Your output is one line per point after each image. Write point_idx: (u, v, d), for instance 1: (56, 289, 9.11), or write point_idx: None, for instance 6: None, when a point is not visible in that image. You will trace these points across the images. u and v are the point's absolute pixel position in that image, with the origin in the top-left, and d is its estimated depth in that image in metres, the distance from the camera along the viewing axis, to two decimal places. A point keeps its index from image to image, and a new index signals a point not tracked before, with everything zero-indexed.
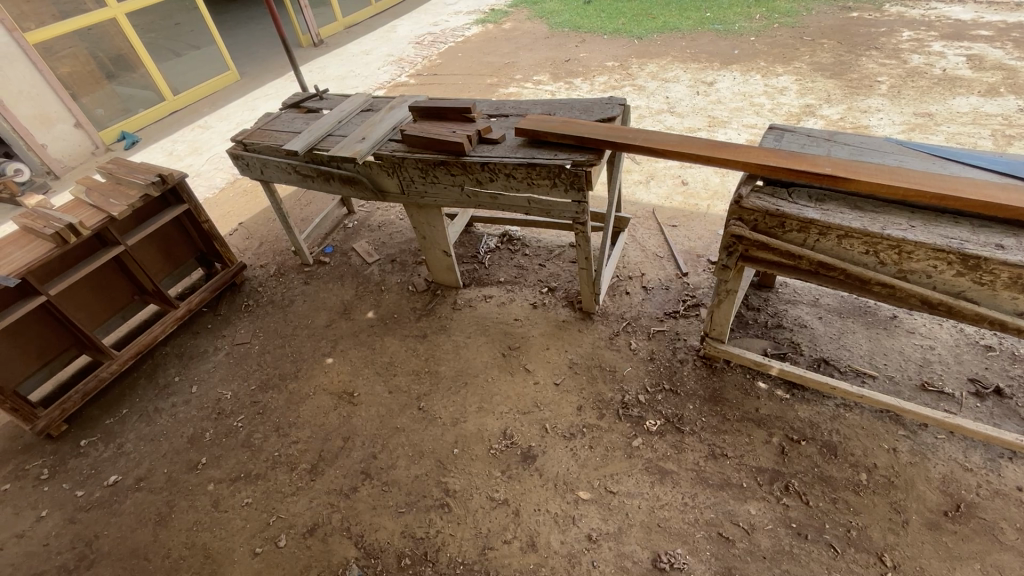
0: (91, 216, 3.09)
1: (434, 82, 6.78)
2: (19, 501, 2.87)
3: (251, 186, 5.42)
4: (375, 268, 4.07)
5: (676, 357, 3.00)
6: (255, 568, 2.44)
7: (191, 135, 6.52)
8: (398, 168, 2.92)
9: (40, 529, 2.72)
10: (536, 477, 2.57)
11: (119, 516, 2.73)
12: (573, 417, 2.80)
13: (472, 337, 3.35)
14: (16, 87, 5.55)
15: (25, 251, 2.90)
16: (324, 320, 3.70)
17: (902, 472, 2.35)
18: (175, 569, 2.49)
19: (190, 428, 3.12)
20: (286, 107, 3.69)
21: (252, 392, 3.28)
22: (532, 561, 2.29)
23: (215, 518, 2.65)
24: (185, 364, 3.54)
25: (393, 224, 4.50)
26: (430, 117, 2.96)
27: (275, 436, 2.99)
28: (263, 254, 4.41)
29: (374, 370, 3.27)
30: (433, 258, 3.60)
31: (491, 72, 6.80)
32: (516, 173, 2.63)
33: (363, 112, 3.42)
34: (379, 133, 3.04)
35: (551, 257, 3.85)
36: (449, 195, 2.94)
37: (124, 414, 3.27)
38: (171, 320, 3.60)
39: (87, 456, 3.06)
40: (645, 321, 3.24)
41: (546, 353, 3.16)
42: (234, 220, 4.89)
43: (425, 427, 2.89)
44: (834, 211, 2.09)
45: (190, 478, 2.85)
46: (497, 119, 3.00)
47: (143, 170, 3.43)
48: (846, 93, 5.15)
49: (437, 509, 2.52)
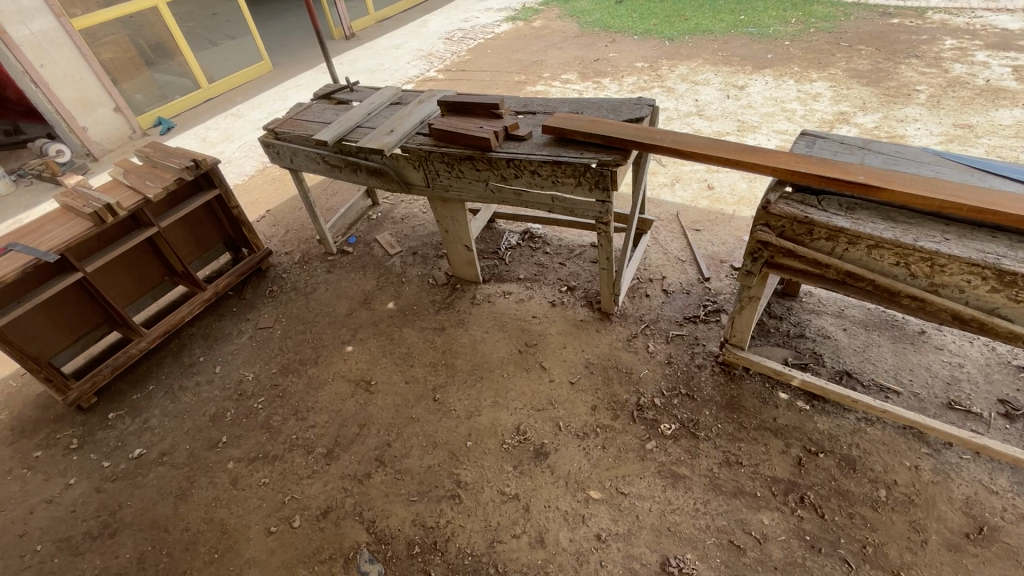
0: (127, 197, 3.20)
1: (462, 78, 6.82)
2: (50, 468, 2.99)
3: (280, 174, 5.53)
4: (397, 259, 4.12)
5: (694, 362, 2.97)
6: (269, 547, 2.50)
7: (224, 122, 6.68)
8: (425, 161, 2.95)
9: (68, 496, 2.84)
10: (547, 474, 2.58)
11: (142, 488, 2.83)
12: (587, 417, 2.79)
13: (490, 332, 3.37)
14: (61, 72, 5.77)
15: (64, 228, 3.02)
16: (345, 308, 3.76)
17: (923, 490, 2.29)
18: (192, 543, 2.56)
19: (212, 407, 3.21)
20: (318, 98, 3.75)
21: (273, 375, 3.35)
22: (540, 557, 2.30)
23: (233, 495, 2.73)
24: (209, 345, 3.64)
25: (416, 217, 4.54)
26: (458, 112, 2.98)
27: (293, 419, 3.06)
28: (288, 242, 4.50)
29: (391, 360, 3.31)
30: (454, 252, 3.62)
31: (520, 69, 6.81)
32: (542, 170, 2.64)
33: (392, 105, 3.46)
34: (407, 126, 3.06)
35: (572, 256, 3.84)
36: (473, 190, 2.96)
37: (150, 390, 3.38)
38: (199, 301, 3.70)
39: (114, 428, 3.17)
40: (664, 324, 3.22)
41: (563, 352, 3.16)
42: (262, 207, 5.00)
43: (439, 418, 2.92)
44: (865, 220, 2.05)
45: (211, 455, 2.93)
46: (525, 116, 3.00)
47: (179, 154, 3.53)
48: (883, 102, 5.02)
49: (448, 500, 2.55)
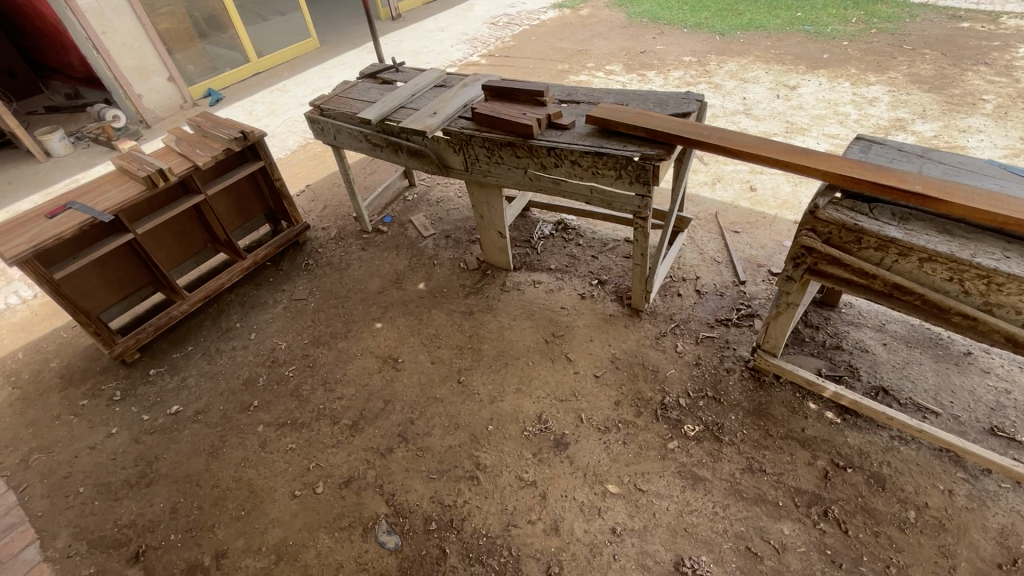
0: (179, 164, 3.32)
1: (505, 64, 6.78)
2: (95, 416, 3.17)
3: (321, 151, 5.63)
4: (430, 241, 4.17)
5: (722, 365, 2.92)
6: (293, 509, 2.59)
7: (271, 97, 6.82)
8: (465, 145, 2.95)
9: (111, 444, 3.00)
10: (566, 464, 2.60)
11: (178, 443, 2.97)
12: (610, 411, 2.79)
13: (518, 319, 3.38)
14: (120, 40, 5.99)
15: (118, 190, 3.15)
16: (376, 286, 3.83)
17: (956, 516, 2.21)
18: (221, 499, 2.68)
19: (245, 372, 3.33)
20: (364, 77, 3.79)
21: (305, 345, 3.45)
22: (553, 544, 2.32)
23: (262, 457, 2.84)
24: (246, 312, 3.77)
25: (451, 201, 4.57)
26: (502, 97, 2.97)
27: (322, 389, 3.15)
28: (325, 217, 4.59)
29: (419, 340, 3.37)
30: (487, 238, 3.64)
31: (564, 58, 6.72)
32: (583, 161, 2.62)
33: (436, 88, 3.47)
34: (451, 109, 3.07)
35: (604, 250, 3.81)
36: (512, 177, 2.96)
37: (189, 351, 3.53)
38: (239, 269, 3.82)
39: (154, 384, 3.32)
40: (695, 325, 3.17)
41: (589, 345, 3.15)
42: (302, 182, 5.12)
43: (463, 400, 2.96)
44: (919, 232, 1.96)
45: (243, 418, 3.05)
46: (569, 105, 2.97)
47: (228, 125, 3.63)
48: (944, 110, 4.77)
49: (467, 480, 2.59)
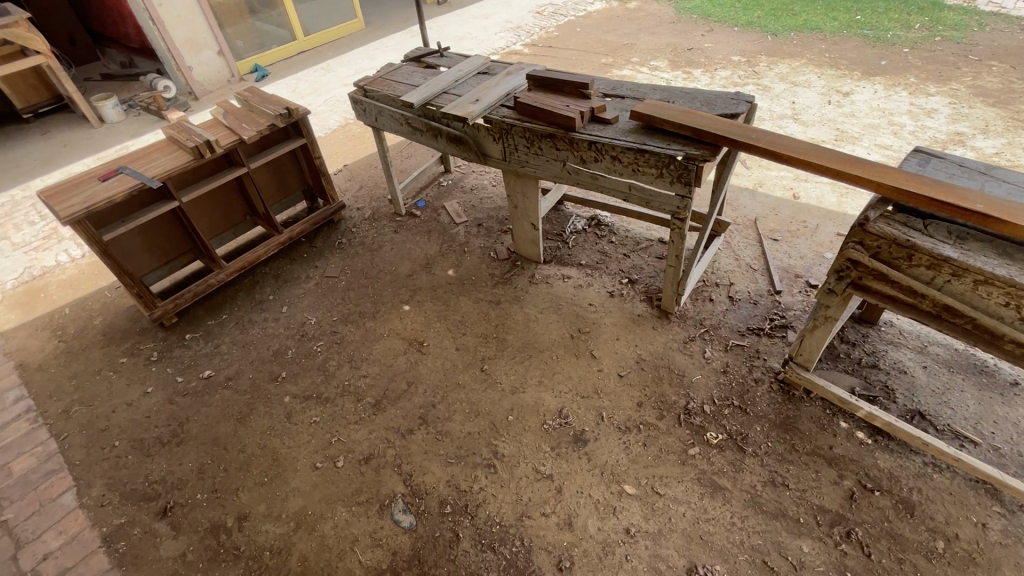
0: (225, 136, 3.40)
1: (548, 55, 6.70)
2: (133, 374, 3.30)
3: (360, 131, 5.69)
4: (462, 228, 4.18)
5: (751, 375, 2.86)
6: (313, 480, 2.66)
7: (314, 76, 6.92)
8: (505, 134, 2.94)
9: (146, 402, 3.13)
10: (584, 461, 2.59)
11: (208, 406, 3.07)
12: (631, 412, 2.77)
13: (544, 312, 3.38)
14: (175, 12, 6.14)
15: (167, 159, 3.26)
16: (406, 269, 3.87)
17: (988, 551, 2.13)
18: (246, 464, 2.77)
19: (275, 343, 3.42)
20: (408, 60, 3.80)
21: (334, 322, 3.52)
22: (566, 539, 2.33)
23: (286, 427, 2.92)
24: (279, 285, 3.86)
25: (485, 190, 4.57)
26: (545, 88, 2.95)
27: (347, 366, 3.22)
28: (360, 198, 4.65)
29: (445, 325, 3.39)
30: (519, 229, 3.63)
31: (608, 51, 6.61)
32: (624, 157, 2.57)
33: (480, 75, 3.46)
34: (493, 97, 3.05)
35: (637, 250, 3.76)
36: (550, 169, 2.93)
37: (223, 319, 3.64)
38: (275, 244, 3.91)
39: (189, 348, 3.44)
40: (725, 332, 3.11)
41: (615, 344, 3.12)
42: (340, 161, 5.19)
43: (484, 389, 2.98)
44: (976, 253, 1.87)
45: (270, 388, 3.14)
46: (613, 99, 2.93)
47: (274, 101, 3.69)
48: (1008, 126, 4.52)
49: (483, 468, 2.61)
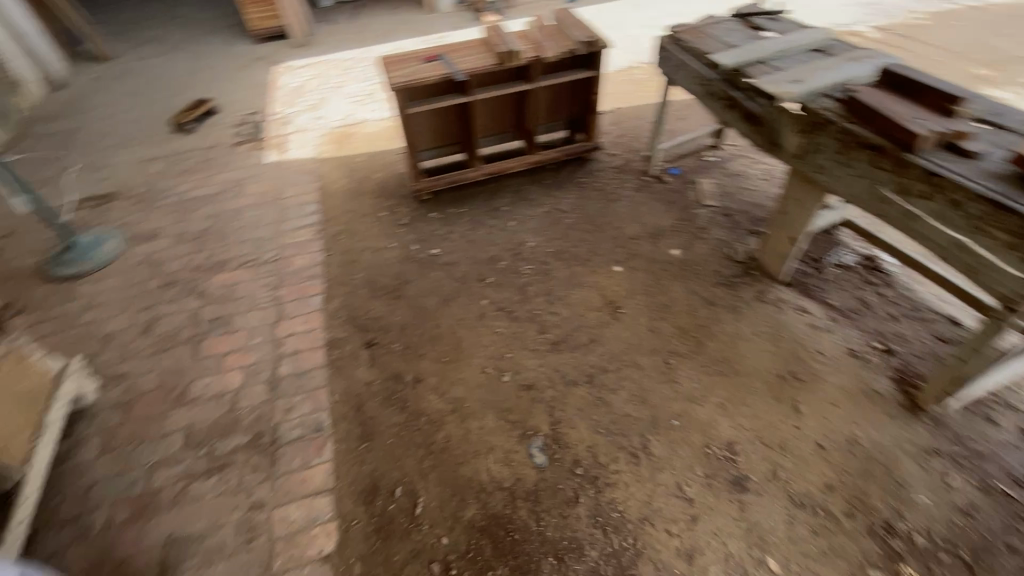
0: (528, 51, 3.58)
1: (898, 47, 5.42)
2: (385, 228, 3.94)
3: (643, 78, 5.49)
4: (706, 212, 3.84)
5: (1003, 537, 2.17)
6: (478, 380, 2.92)
7: (622, 10, 6.80)
8: (815, 129, 2.49)
9: (386, 254, 3.73)
10: (734, 507, 2.33)
11: (425, 279, 3.53)
12: (815, 489, 2.35)
13: (759, 336, 2.98)
14: None
15: (476, 57, 3.59)
16: (632, 231, 3.75)
17: None
18: (435, 339, 3.15)
19: (493, 250, 3.70)
20: (734, 17, 3.42)
21: (547, 254, 3.64)
22: (679, 568, 2.18)
23: (475, 325, 3.21)
24: (515, 201, 4.11)
25: (750, 180, 4.07)
26: (895, 89, 2.36)
27: (543, 298, 3.34)
28: (617, 145, 4.56)
29: (647, 301, 3.25)
30: (773, 237, 3.18)
31: (990, 62, 5.06)
32: (971, 207, 1.97)
33: (812, 52, 2.93)
34: (820, 82, 2.57)
35: (912, 316, 3.00)
36: (852, 186, 2.42)
37: (462, 212, 4.05)
38: (526, 162, 4.16)
39: (429, 225, 3.94)
40: (992, 468, 2.37)
41: (830, 410, 2.61)
42: (613, 103, 5.12)
43: (660, 381, 2.82)
44: None
45: (475, 286, 3.45)
46: (989, 128, 2.21)
47: (582, 28, 3.74)
48: None
49: (627, 454, 2.54)
